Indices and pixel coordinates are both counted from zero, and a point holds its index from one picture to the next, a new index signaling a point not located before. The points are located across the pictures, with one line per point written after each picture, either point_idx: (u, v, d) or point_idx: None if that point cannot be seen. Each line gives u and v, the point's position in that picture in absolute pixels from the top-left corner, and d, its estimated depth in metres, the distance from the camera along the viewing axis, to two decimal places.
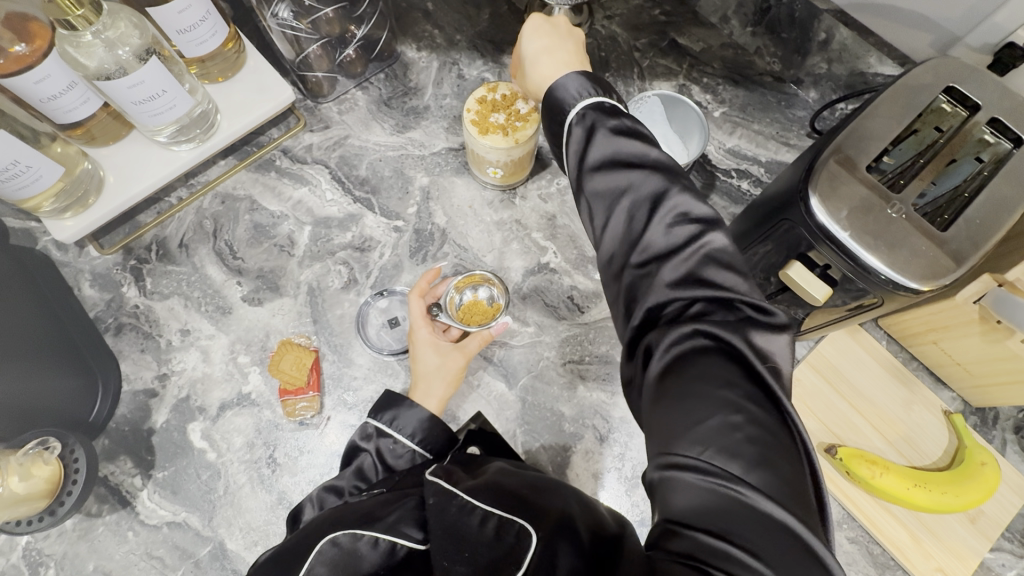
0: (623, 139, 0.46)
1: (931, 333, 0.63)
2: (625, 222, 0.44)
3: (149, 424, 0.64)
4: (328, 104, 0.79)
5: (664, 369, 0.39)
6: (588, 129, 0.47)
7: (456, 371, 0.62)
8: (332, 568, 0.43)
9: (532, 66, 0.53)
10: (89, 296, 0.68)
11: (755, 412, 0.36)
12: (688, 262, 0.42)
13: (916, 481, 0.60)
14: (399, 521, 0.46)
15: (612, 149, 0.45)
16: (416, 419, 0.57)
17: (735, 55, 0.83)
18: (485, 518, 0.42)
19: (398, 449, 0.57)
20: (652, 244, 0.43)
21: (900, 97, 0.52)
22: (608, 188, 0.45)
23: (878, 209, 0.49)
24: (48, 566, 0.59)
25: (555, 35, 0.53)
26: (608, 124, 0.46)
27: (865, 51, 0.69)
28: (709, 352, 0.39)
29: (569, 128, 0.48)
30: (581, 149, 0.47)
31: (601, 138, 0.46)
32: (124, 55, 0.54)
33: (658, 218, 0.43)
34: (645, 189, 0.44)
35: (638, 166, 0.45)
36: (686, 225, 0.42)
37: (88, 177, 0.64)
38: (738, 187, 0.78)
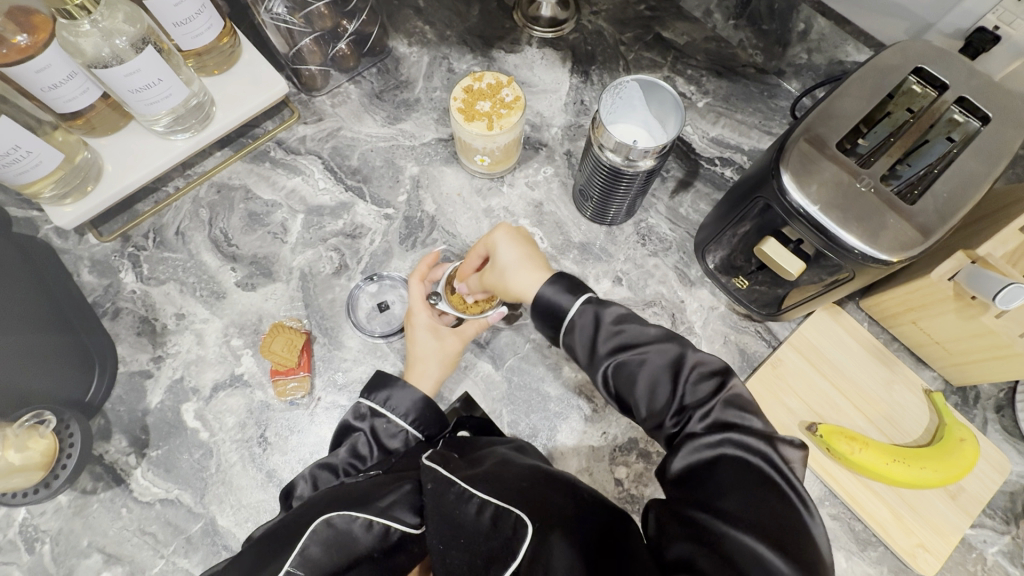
0: (626, 322, 0.51)
1: (910, 313, 0.64)
2: (653, 398, 0.48)
3: (144, 405, 0.66)
4: (321, 97, 0.81)
5: (696, 460, 0.44)
6: (592, 318, 0.52)
7: (451, 354, 0.63)
8: (327, 546, 0.45)
9: (516, 269, 0.57)
10: (87, 281, 0.70)
11: (778, 500, 0.40)
12: (712, 410, 0.45)
13: (894, 456, 0.60)
14: (393, 506, 0.48)
15: (618, 337, 0.50)
16: (409, 399, 0.58)
17: (718, 48, 0.85)
18: (482, 507, 0.44)
19: (387, 426, 0.58)
20: (685, 405, 0.46)
21: (869, 79, 0.54)
22: (630, 373, 0.49)
23: (847, 184, 0.50)
24: (43, 542, 0.60)
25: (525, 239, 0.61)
26: (608, 311, 0.52)
27: (843, 40, 0.71)
28: (738, 453, 0.42)
29: (569, 322, 0.52)
30: (592, 342, 0.51)
31: (606, 331, 0.51)
32: (120, 44, 0.56)
33: (681, 383, 0.47)
34: (661, 361, 0.48)
35: (652, 342, 0.49)
36: (709, 380, 0.47)
37: (88, 165, 0.66)
38: (721, 175, 0.80)
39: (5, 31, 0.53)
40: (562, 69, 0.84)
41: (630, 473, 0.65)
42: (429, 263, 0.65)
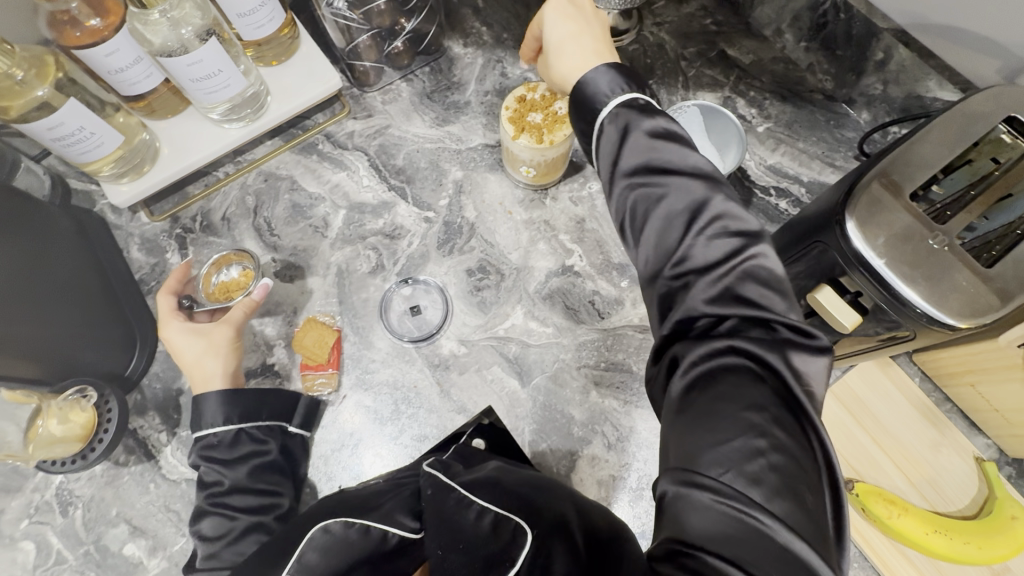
0: (657, 139, 0.45)
1: (968, 375, 0.60)
2: (661, 237, 0.43)
3: (178, 385, 0.67)
4: (373, 93, 0.81)
5: (691, 383, 0.40)
6: (626, 123, 0.46)
7: (216, 342, 0.63)
8: (323, 554, 0.45)
9: (558, 51, 0.51)
10: (135, 258, 0.73)
11: (782, 437, 0.36)
12: (725, 279, 0.41)
13: (935, 526, 0.57)
14: (395, 510, 0.49)
15: (649, 151, 0.44)
16: (217, 404, 0.58)
17: (785, 70, 0.81)
18: (482, 513, 0.44)
19: (210, 442, 0.57)
20: (691, 258, 0.42)
21: (953, 125, 0.50)
22: (648, 192, 0.44)
23: (918, 238, 0.47)
24: (76, 506, 0.63)
25: (579, 19, 0.52)
26: (645, 122, 0.45)
27: (925, 74, 0.67)
28: (744, 363, 0.39)
29: (600, 126, 0.47)
30: (617, 150, 0.46)
31: (636, 143, 0.45)
32: (186, 34, 0.58)
33: (698, 227, 0.42)
34: (684, 196, 0.43)
35: (680, 172, 0.44)
36: (729, 239, 0.42)
37: (145, 146, 0.68)
38: (775, 207, 0.76)
39: (81, 15, 0.55)
40: None
41: (650, 509, 0.63)
42: (179, 277, 0.66)
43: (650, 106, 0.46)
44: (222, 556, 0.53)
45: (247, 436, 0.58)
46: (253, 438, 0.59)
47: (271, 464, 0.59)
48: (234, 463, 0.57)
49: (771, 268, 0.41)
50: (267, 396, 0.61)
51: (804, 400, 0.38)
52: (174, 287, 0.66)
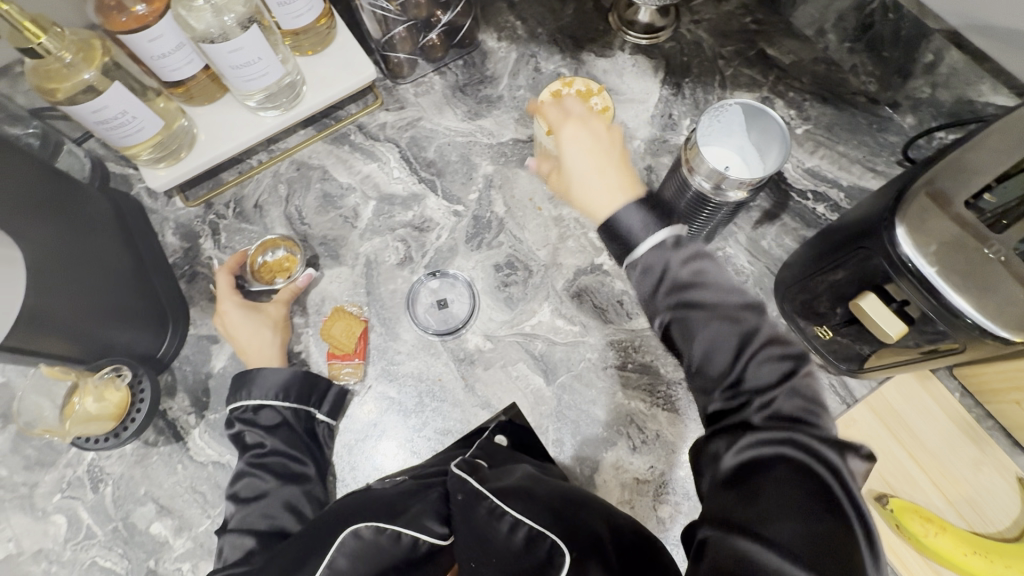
0: (694, 278, 0.44)
1: (1014, 392, 0.57)
2: (709, 367, 0.44)
3: (207, 368, 0.68)
4: (405, 85, 0.81)
5: (744, 465, 0.40)
6: (662, 262, 0.45)
7: (273, 317, 0.67)
8: (354, 559, 0.48)
9: (578, 184, 0.51)
10: (170, 242, 0.74)
11: (840, 533, 0.36)
12: (777, 402, 0.41)
13: (974, 548, 0.54)
14: (423, 515, 0.52)
15: (685, 291, 0.44)
16: (275, 377, 0.61)
17: (827, 72, 0.79)
18: (515, 525, 0.45)
19: (246, 414, 0.60)
20: (743, 382, 0.43)
21: (1012, 131, 0.48)
22: (692, 331, 0.44)
23: (970, 248, 0.44)
24: (106, 483, 0.64)
25: (600, 149, 0.52)
26: (679, 260, 0.45)
27: (977, 78, 0.64)
28: (800, 457, 0.39)
29: (633, 262, 0.46)
30: (655, 288, 0.45)
31: (673, 281, 0.44)
32: (228, 21, 0.58)
33: (749, 357, 0.43)
34: (730, 330, 0.43)
35: (723, 307, 0.44)
36: (780, 363, 0.42)
37: (183, 133, 0.68)
38: (812, 211, 0.74)
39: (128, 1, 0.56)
40: (653, 79, 0.81)
41: (674, 514, 0.62)
42: (235, 258, 0.70)
43: (682, 240, 0.46)
44: (251, 519, 0.56)
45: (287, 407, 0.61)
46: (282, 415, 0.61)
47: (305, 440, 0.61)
48: (272, 431, 0.60)
49: (817, 386, 0.43)
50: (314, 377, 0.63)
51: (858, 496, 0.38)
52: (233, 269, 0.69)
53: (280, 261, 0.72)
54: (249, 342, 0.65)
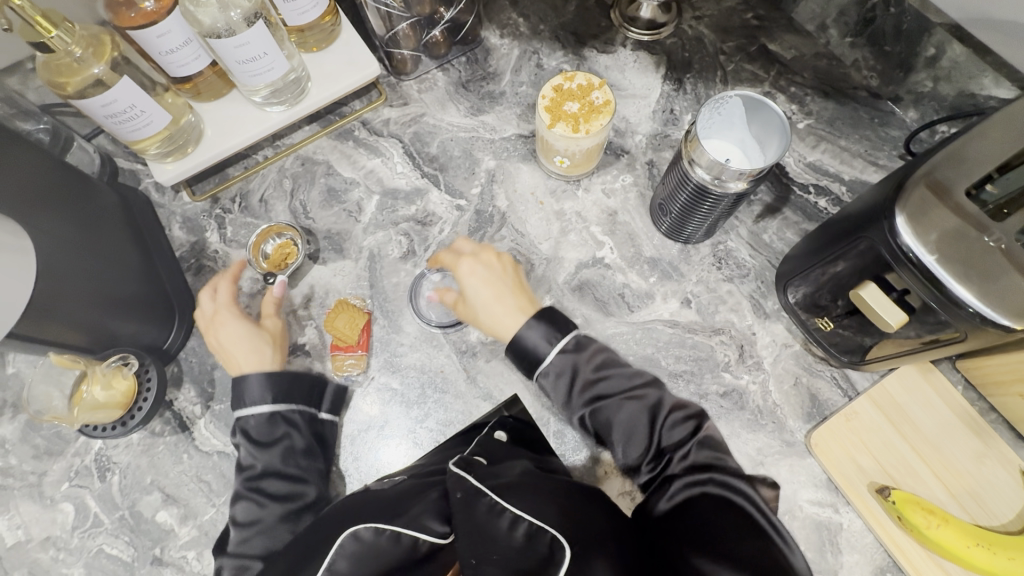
0: (601, 372, 0.56)
1: (1018, 384, 0.57)
2: (633, 437, 0.54)
3: (213, 360, 0.69)
4: (409, 81, 0.82)
5: (677, 504, 0.50)
6: (569, 366, 0.56)
7: (271, 333, 0.66)
8: (353, 561, 0.46)
9: (484, 312, 0.61)
10: (177, 236, 0.75)
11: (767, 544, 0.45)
12: (692, 454, 0.52)
13: (978, 539, 0.54)
14: (423, 514, 0.49)
15: (596, 385, 0.55)
16: (257, 385, 0.60)
17: (829, 66, 0.80)
18: (516, 522, 0.43)
19: (246, 424, 0.59)
20: (663, 446, 0.54)
21: (1013, 123, 0.48)
22: (607, 417, 0.55)
23: (972, 236, 0.44)
24: (113, 472, 0.65)
25: (495, 280, 0.62)
26: (587, 362, 0.56)
27: (980, 70, 0.65)
28: (719, 490, 0.49)
29: (551, 364, 0.56)
30: (571, 391, 0.56)
31: (584, 379, 0.55)
32: (235, 17, 0.59)
33: (661, 424, 0.54)
34: (639, 407, 0.54)
35: (632, 389, 0.55)
36: (685, 424, 0.54)
37: (191, 128, 0.69)
38: (814, 205, 0.73)
39: None
40: (655, 75, 0.81)
41: None
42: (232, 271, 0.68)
43: (585, 342, 0.57)
44: (253, 531, 0.56)
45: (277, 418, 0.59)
46: (287, 421, 0.60)
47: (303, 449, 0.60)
48: (266, 446, 0.58)
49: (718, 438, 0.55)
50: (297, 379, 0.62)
51: (775, 523, 0.48)
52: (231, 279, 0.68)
53: (280, 249, 0.72)
54: (246, 359, 0.62)
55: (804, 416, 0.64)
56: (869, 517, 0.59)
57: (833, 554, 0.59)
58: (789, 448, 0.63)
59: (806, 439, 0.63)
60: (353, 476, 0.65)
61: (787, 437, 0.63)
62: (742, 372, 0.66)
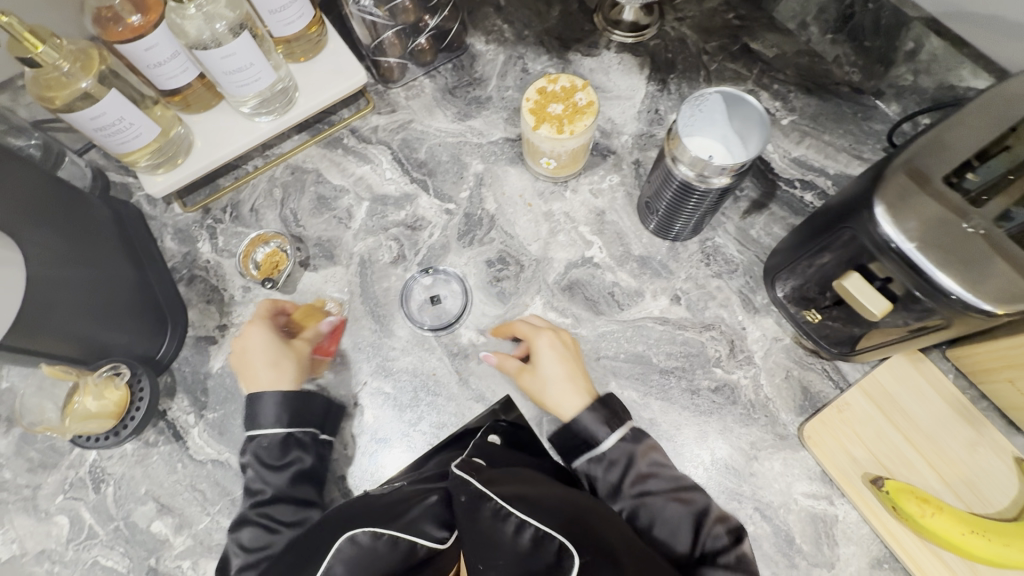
0: (654, 469, 0.55)
1: (1007, 370, 0.57)
2: (676, 541, 0.51)
3: (206, 368, 0.69)
4: (397, 89, 0.83)
5: None
6: (626, 455, 0.55)
7: (297, 353, 0.65)
8: (350, 565, 0.47)
9: (554, 389, 0.60)
10: (169, 247, 0.75)
11: None
12: (732, 561, 0.49)
13: (973, 527, 0.54)
14: (419, 519, 0.51)
15: (646, 480, 0.54)
16: (272, 406, 0.59)
17: (810, 63, 0.81)
18: (522, 528, 0.44)
19: (262, 445, 0.58)
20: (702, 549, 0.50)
21: (991, 109, 0.49)
22: (651, 515, 0.52)
23: (949, 223, 0.45)
24: (108, 484, 0.65)
25: (567, 359, 0.62)
26: (642, 454, 0.55)
27: (958, 63, 0.66)
28: None
29: (605, 450, 0.56)
30: (621, 480, 0.55)
31: (637, 472, 0.54)
32: (220, 29, 0.60)
33: (703, 528, 0.51)
34: (688, 509, 0.52)
35: (680, 487, 0.54)
36: (724, 533, 0.51)
37: (180, 140, 0.70)
38: (800, 199, 0.74)
39: (124, 12, 0.59)
40: (639, 76, 0.82)
41: None
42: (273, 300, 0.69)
43: (641, 436, 0.57)
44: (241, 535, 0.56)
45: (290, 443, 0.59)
46: (301, 442, 0.60)
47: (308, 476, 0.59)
48: (277, 469, 0.58)
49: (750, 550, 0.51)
50: (309, 402, 0.61)
51: None
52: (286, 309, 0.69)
53: (270, 258, 0.73)
54: (267, 375, 0.62)
55: (796, 409, 0.64)
56: (864, 508, 0.59)
57: (829, 546, 0.59)
58: (782, 441, 0.63)
59: (799, 431, 0.63)
60: (346, 481, 0.65)
61: (779, 429, 0.63)
62: (733, 366, 0.66)
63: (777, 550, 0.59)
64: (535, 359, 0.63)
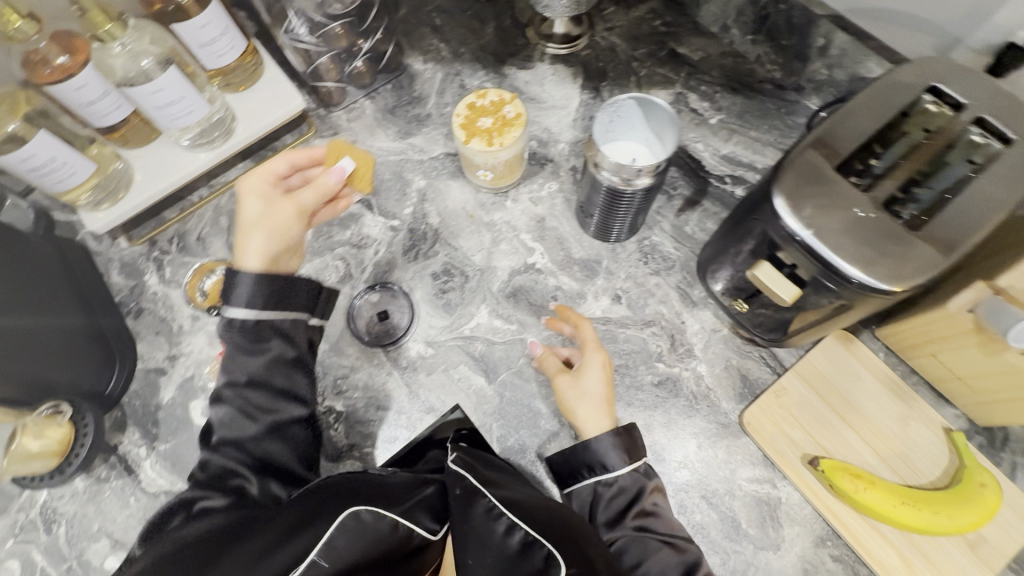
0: (656, 508, 0.53)
1: (929, 345, 0.60)
2: None
3: (156, 400, 0.70)
4: (338, 112, 0.84)
5: None
6: (636, 486, 0.54)
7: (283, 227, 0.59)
8: (350, 540, 0.45)
9: (589, 402, 0.60)
10: (116, 282, 0.76)
11: None
12: None
13: (904, 499, 0.56)
14: (415, 508, 0.50)
15: (647, 516, 0.53)
16: (247, 285, 0.55)
17: (734, 64, 0.83)
18: (513, 530, 0.47)
19: (235, 326, 0.54)
20: None
21: (881, 95, 0.52)
22: (642, 552, 0.50)
23: (842, 210, 0.48)
24: (59, 524, 0.65)
25: (610, 380, 0.63)
26: (651, 489, 0.54)
27: (865, 56, 0.69)
28: None
29: (616, 477, 0.55)
30: (622, 510, 0.53)
31: (641, 505, 0.53)
32: (146, 65, 0.62)
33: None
34: (680, 557, 0.50)
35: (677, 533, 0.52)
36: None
37: (119, 175, 0.72)
38: (731, 194, 0.77)
39: (51, 55, 0.59)
40: (573, 85, 0.85)
41: None
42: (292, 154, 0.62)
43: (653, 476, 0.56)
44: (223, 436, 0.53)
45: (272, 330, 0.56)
46: (277, 330, 0.56)
47: (287, 369, 0.56)
48: (251, 354, 0.54)
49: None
50: (294, 288, 0.57)
51: None
52: (297, 159, 0.63)
53: (217, 288, 0.74)
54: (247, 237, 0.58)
55: (736, 397, 0.66)
56: (805, 489, 0.61)
57: (774, 528, 0.60)
58: (724, 430, 0.65)
59: (739, 419, 0.65)
60: None
61: (721, 418, 0.65)
62: (674, 361, 0.68)
63: (725, 537, 0.60)
64: (586, 369, 0.62)
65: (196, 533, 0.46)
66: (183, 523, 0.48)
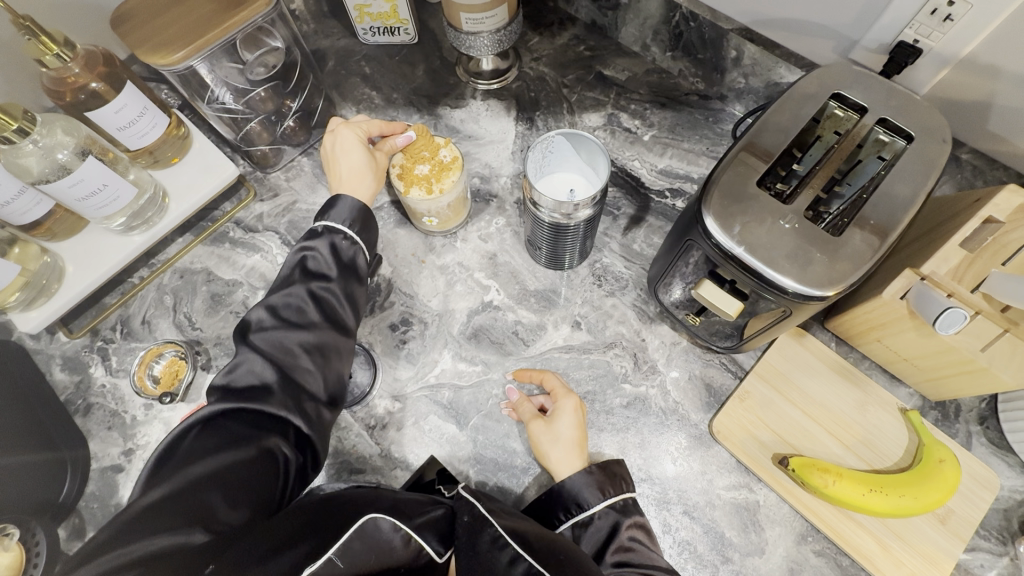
0: (635, 542, 0.53)
1: (873, 331, 0.62)
2: None
3: (116, 500, 0.67)
4: (275, 172, 0.83)
5: None
6: (611, 524, 0.54)
7: (377, 168, 0.67)
8: (366, 546, 0.44)
9: (563, 447, 0.60)
10: (59, 379, 0.72)
11: None
12: None
13: (871, 485, 0.58)
14: (423, 528, 0.48)
15: (626, 551, 0.52)
16: (349, 208, 0.62)
17: (660, 80, 0.86)
18: (515, 560, 0.46)
19: (341, 244, 0.61)
20: None
21: (790, 105, 0.54)
22: None
23: (769, 223, 0.50)
24: None
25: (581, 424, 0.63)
26: (629, 521, 0.54)
27: (774, 63, 0.72)
28: None
29: (593, 515, 0.55)
30: (603, 545, 0.53)
31: (619, 542, 0.53)
32: (63, 157, 0.59)
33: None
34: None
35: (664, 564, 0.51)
36: None
37: (48, 269, 0.68)
38: (673, 207, 0.79)
39: None
40: (507, 118, 0.86)
41: None
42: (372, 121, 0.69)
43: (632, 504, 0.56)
44: (286, 336, 0.55)
45: (341, 264, 0.60)
46: (364, 265, 0.63)
47: (344, 304, 0.59)
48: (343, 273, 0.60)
49: None
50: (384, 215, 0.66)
51: None
52: (390, 129, 0.70)
53: (169, 372, 0.71)
54: (349, 177, 0.65)
55: (703, 407, 0.68)
56: (779, 487, 0.62)
57: (755, 532, 0.62)
58: (696, 441, 0.66)
59: (710, 428, 0.66)
60: None
61: (692, 430, 0.67)
62: (640, 380, 0.69)
63: (710, 548, 0.62)
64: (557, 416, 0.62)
65: (207, 476, 0.44)
66: (185, 458, 0.46)
